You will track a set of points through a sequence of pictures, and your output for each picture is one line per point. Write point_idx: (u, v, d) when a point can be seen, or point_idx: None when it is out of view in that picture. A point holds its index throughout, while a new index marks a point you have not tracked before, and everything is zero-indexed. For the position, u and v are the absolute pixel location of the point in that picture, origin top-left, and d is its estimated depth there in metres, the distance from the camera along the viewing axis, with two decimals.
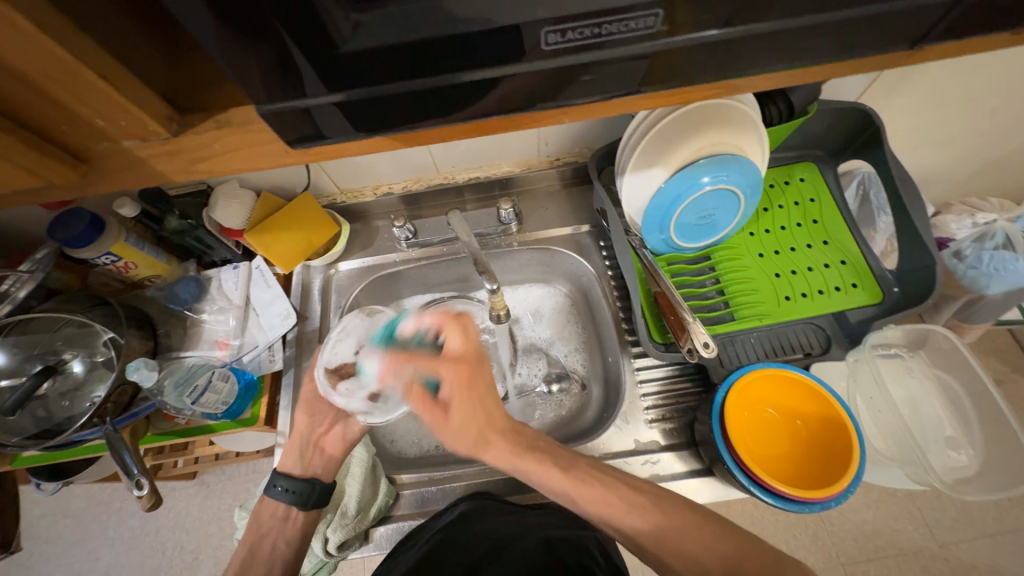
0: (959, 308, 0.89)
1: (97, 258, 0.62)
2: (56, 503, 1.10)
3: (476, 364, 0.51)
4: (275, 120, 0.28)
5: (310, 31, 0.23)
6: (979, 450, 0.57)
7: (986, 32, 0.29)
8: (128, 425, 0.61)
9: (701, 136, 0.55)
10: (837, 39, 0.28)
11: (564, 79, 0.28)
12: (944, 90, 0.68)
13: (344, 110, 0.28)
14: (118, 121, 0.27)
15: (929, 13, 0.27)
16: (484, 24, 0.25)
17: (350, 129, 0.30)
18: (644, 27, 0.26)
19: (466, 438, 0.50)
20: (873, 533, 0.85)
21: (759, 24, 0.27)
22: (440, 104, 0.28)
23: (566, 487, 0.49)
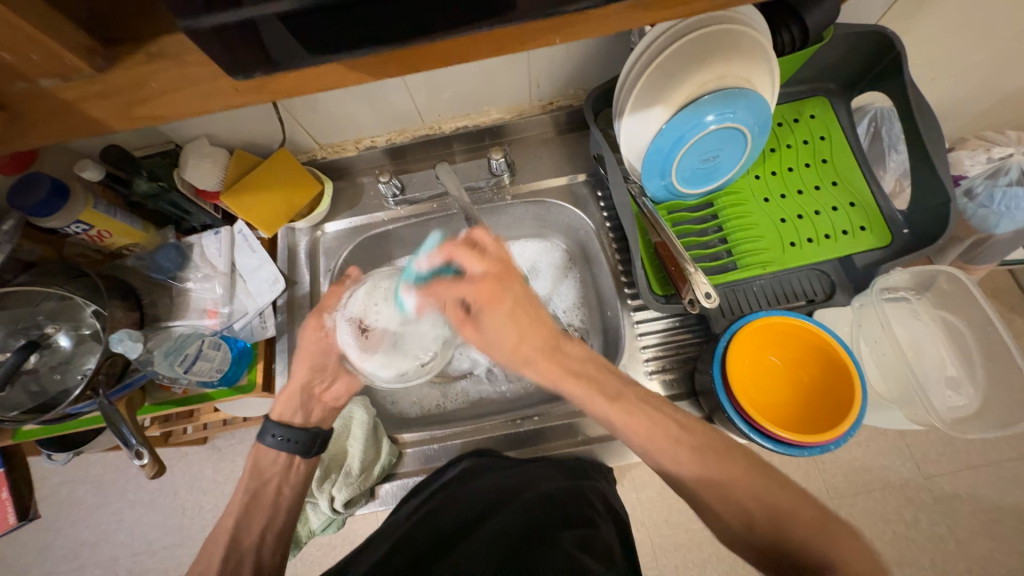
0: (965, 249, 0.88)
1: (66, 227, 0.59)
2: (75, 471, 1.13)
3: (502, 275, 0.51)
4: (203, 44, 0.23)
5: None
6: (980, 388, 0.56)
7: None
8: (123, 396, 0.60)
9: (706, 69, 0.50)
10: None
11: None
12: (976, 9, 0.62)
13: (291, 25, 0.24)
14: (28, 54, 0.23)
15: None
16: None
17: (302, 54, 0.26)
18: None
19: (505, 349, 0.52)
20: (862, 469, 0.88)
21: None
22: (401, 22, 0.25)
23: (611, 416, 0.48)
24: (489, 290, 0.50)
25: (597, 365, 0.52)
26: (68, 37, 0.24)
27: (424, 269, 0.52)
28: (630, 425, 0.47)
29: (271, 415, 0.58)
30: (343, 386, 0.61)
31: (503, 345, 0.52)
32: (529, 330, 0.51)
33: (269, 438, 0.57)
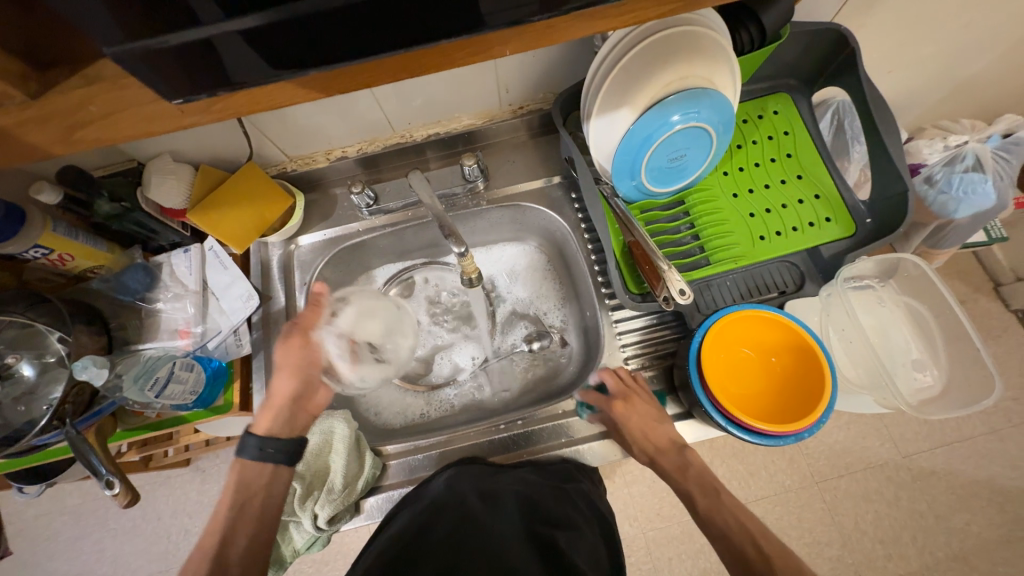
0: (929, 234, 0.91)
1: (24, 252, 0.57)
2: (50, 503, 1.09)
3: (636, 388, 0.59)
4: (138, 66, 0.23)
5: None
6: (944, 369, 0.58)
7: None
8: (93, 424, 0.58)
9: (669, 70, 0.51)
10: None
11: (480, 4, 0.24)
12: (924, 5, 0.64)
13: (253, 39, 0.23)
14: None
15: None
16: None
17: (247, 73, 0.25)
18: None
19: (664, 454, 0.56)
20: (843, 452, 0.90)
21: None
22: (344, 39, 0.24)
23: (704, 512, 0.51)
24: (626, 402, 0.58)
25: (682, 450, 0.56)
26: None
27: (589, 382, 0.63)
28: (721, 522, 0.49)
29: (256, 430, 0.54)
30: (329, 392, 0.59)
31: (644, 453, 0.56)
32: (655, 430, 0.57)
33: (253, 451, 0.53)
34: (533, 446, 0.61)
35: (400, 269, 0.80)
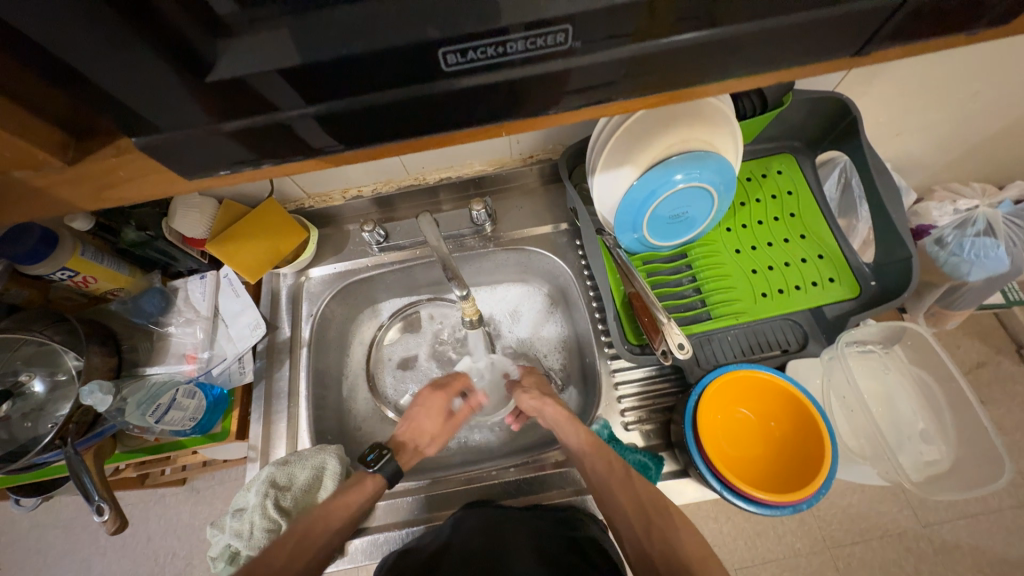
0: (941, 294, 0.89)
1: (51, 274, 0.59)
2: (46, 515, 1.09)
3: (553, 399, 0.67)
4: (180, 144, 0.27)
5: (177, 53, 0.23)
6: (953, 444, 0.56)
7: (919, 38, 0.28)
8: (92, 445, 0.59)
9: (671, 132, 0.53)
10: (756, 51, 0.27)
11: (472, 102, 0.28)
12: (925, 76, 0.66)
13: (323, 123, 0.27)
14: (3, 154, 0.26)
15: (861, 20, 0.26)
16: (372, 46, 0.24)
17: (276, 153, 0.29)
18: (553, 44, 0.25)
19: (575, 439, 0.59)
20: (859, 517, 0.84)
21: (665, 40, 0.26)
22: (355, 127, 0.28)
23: (634, 520, 0.51)
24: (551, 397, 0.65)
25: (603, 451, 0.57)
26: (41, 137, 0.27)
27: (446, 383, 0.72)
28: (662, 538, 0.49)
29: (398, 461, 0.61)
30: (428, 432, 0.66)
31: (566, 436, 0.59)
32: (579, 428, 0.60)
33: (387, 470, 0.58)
34: (531, 495, 0.61)
35: (406, 304, 0.82)
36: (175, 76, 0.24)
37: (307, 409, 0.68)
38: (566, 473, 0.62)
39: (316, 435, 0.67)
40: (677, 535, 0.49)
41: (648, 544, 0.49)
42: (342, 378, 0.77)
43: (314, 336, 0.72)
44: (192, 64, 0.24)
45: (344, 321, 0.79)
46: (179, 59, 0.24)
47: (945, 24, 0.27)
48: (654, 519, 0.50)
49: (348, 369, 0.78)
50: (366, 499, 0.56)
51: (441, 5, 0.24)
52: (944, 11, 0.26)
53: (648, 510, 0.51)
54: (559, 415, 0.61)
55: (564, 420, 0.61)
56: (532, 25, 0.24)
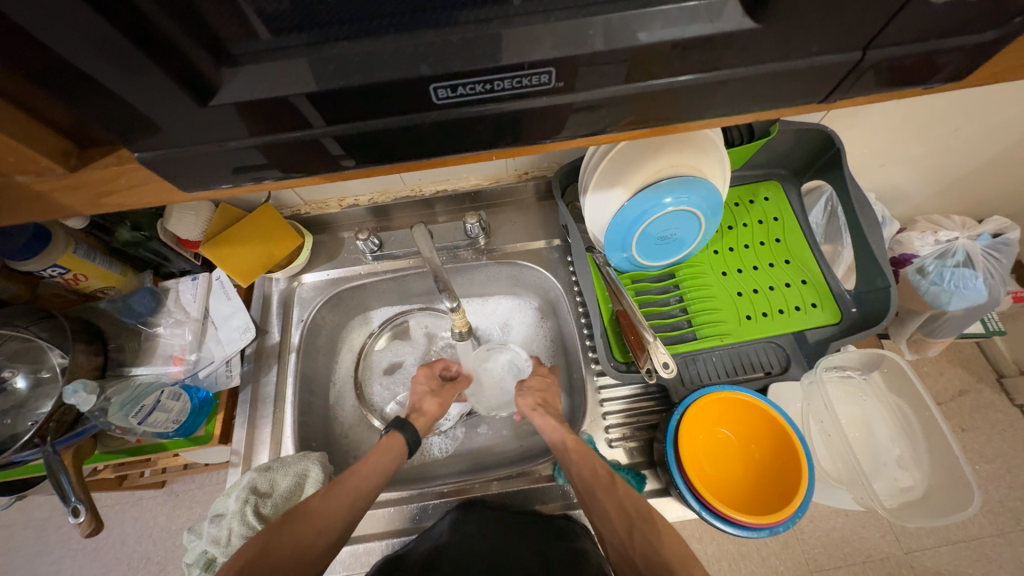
0: (923, 322, 0.91)
1: (42, 270, 0.58)
2: (18, 514, 1.07)
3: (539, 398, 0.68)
4: (179, 158, 0.29)
5: (184, 79, 0.25)
6: (927, 472, 0.57)
7: (884, 89, 0.30)
8: (72, 444, 0.59)
9: (661, 157, 0.54)
10: (731, 95, 0.29)
11: (463, 130, 0.29)
12: (905, 113, 0.69)
13: (340, 142, 0.29)
14: (4, 159, 0.28)
15: (827, 73, 0.28)
16: (368, 80, 0.26)
17: (274, 170, 0.31)
18: (538, 84, 0.27)
19: (560, 441, 0.59)
20: (841, 542, 0.84)
21: (644, 83, 0.28)
22: (354, 147, 0.30)
23: (613, 520, 0.51)
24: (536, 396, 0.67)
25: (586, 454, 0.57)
26: (47, 147, 0.29)
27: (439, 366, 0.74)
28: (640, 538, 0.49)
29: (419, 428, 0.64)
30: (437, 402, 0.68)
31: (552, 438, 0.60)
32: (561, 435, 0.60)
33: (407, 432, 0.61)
34: (515, 507, 0.62)
35: (398, 313, 0.83)
36: (180, 101, 0.25)
37: (293, 415, 0.68)
38: (551, 488, 0.62)
39: (300, 442, 0.67)
40: (658, 535, 0.49)
41: (629, 544, 0.49)
42: (330, 385, 0.77)
43: (304, 341, 0.72)
44: (197, 88, 0.25)
45: (335, 327, 0.79)
46: (184, 85, 0.25)
47: (908, 78, 0.29)
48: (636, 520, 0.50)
49: (336, 375, 0.78)
50: (390, 460, 0.58)
51: (434, 44, 0.25)
52: (906, 66, 0.28)
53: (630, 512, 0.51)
54: (547, 425, 0.61)
55: (552, 430, 0.61)
56: (520, 65, 0.26)
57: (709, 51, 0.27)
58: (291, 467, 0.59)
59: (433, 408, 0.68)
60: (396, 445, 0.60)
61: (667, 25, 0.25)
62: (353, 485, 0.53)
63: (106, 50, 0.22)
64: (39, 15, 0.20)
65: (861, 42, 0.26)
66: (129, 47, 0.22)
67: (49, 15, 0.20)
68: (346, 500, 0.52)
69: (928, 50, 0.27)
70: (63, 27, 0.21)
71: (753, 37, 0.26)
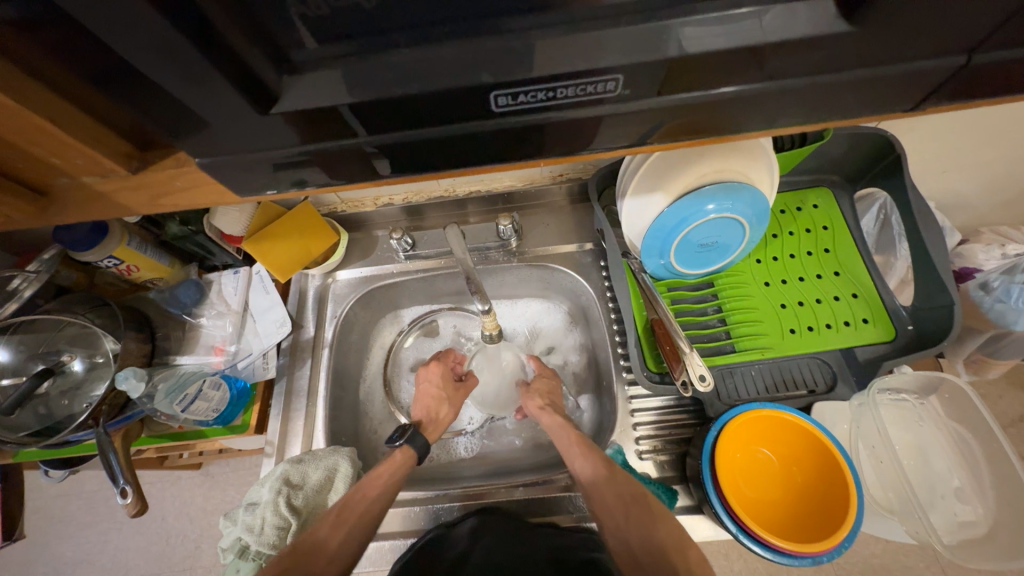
0: (983, 341, 0.85)
1: (99, 261, 0.62)
2: (71, 485, 1.14)
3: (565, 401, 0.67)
4: (235, 163, 0.29)
5: (247, 88, 0.25)
6: (991, 508, 0.53)
7: (976, 97, 0.27)
8: (121, 427, 0.62)
9: (705, 163, 0.52)
10: (802, 104, 0.27)
11: (517, 138, 0.29)
12: (977, 117, 0.64)
13: (391, 149, 0.29)
14: (74, 160, 0.30)
15: (913, 79, 0.26)
16: (426, 88, 0.26)
17: (325, 176, 0.31)
18: (603, 91, 0.26)
19: (564, 437, 0.60)
20: (882, 570, 0.80)
21: (709, 91, 0.26)
22: (403, 154, 0.30)
23: (612, 508, 0.51)
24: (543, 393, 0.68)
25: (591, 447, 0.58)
26: (112, 149, 0.30)
27: (447, 358, 0.74)
28: (636, 524, 0.50)
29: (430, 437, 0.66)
30: (448, 408, 0.70)
31: (559, 434, 0.61)
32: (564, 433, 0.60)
33: (417, 443, 0.62)
34: (542, 516, 0.60)
35: (427, 312, 0.83)
36: (243, 109, 0.26)
37: (324, 410, 0.69)
38: (568, 500, 0.61)
39: (331, 436, 0.68)
40: (654, 523, 0.49)
41: (627, 531, 0.49)
42: (360, 380, 0.78)
43: (337, 337, 0.74)
44: (259, 97, 0.26)
45: (367, 324, 0.80)
46: (247, 93, 0.25)
47: (1006, 85, 0.26)
48: (633, 507, 0.51)
49: (366, 371, 0.80)
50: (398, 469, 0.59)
51: (494, 51, 0.25)
52: (1005, 73, 0.25)
53: (626, 498, 0.52)
54: (554, 422, 0.62)
55: (558, 427, 0.62)
56: (583, 73, 0.25)
57: (789, 56, 0.25)
58: (320, 461, 0.60)
59: (447, 416, 0.69)
60: (406, 458, 0.61)
61: (740, 30, 0.24)
62: (362, 511, 0.54)
63: (174, 63, 0.23)
64: (114, 31, 0.21)
65: (954, 47, 0.24)
66: (197, 56, 0.23)
67: (123, 31, 0.21)
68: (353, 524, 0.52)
69: None
70: (136, 40, 0.21)
71: (836, 42, 0.24)
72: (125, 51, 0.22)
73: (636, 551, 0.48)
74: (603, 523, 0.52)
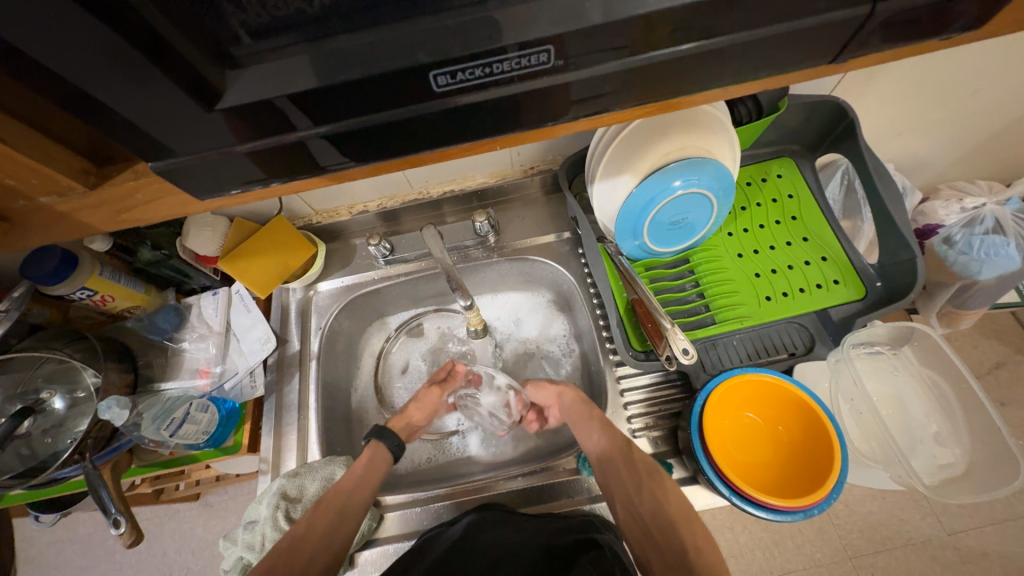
0: (952, 294, 0.88)
1: (71, 294, 0.60)
2: (64, 531, 1.11)
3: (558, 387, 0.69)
4: (188, 167, 0.29)
5: (189, 86, 0.25)
6: (968, 446, 0.55)
7: (894, 43, 0.29)
8: (109, 459, 0.61)
9: (667, 141, 0.53)
10: (735, 63, 0.28)
11: (464, 117, 0.29)
12: (922, 77, 0.66)
13: (342, 140, 0.30)
14: (29, 179, 0.30)
15: (833, 30, 0.27)
16: (367, 72, 0.26)
17: (287, 174, 0.32)
18: (536, 63, 0.27)
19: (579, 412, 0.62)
20: (880, 525, 0.82)
21: (644, 55, 0.27)
22: (357, 145, 0.30)
23: (625, 484, 0.54)
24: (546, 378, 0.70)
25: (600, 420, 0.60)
26: (65, 165, 0.31)
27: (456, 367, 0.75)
28: (647, 499, 0.52)
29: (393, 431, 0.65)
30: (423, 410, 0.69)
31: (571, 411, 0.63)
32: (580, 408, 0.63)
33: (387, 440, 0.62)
34: (542, 503, 0.61)
35: (413, 316, 0.84)
36: (187, 108, 0.26)
37: (317, 420, 0.69)
38: (576, 482, 0.62)
39: (325, 447, 0.68)
40: (666, 496, 0.52)
41: (639, 502, 0.52)
42: (351, 390, 0.78)
43: (323, 348, 0.74)
44: (203, 95, 0.26)
45: (353, 333, 0.80)
46: (189, 90, 0.25)
47: (921, 29, 0.28)
48: (646, 480, 0.53)
49: (357, 381, 0.80)
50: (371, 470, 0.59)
51: (431, 32, 0.25)
52: (917, 18, 0.27)
53: (640, 472, 0.54)
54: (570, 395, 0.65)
55: (573, 400, 0.64)
56: (517, 46, 0.26)
57: (715, 15, 0.26)
58: (312, 468, 0.61)
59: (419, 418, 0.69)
60: (378, 455, 0.61)
61: None
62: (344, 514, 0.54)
63: (112, 63, 0.23)
64: (51, 32, 0.21)
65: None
66: (135, 57, 0.23)
67: (59, 31, 0.21)
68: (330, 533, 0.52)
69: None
70: (73, 42, 0.22)
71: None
72: (64, 55, 0.22)
73: (648, 524, 0.51)
74: (616, 497, 0.54)
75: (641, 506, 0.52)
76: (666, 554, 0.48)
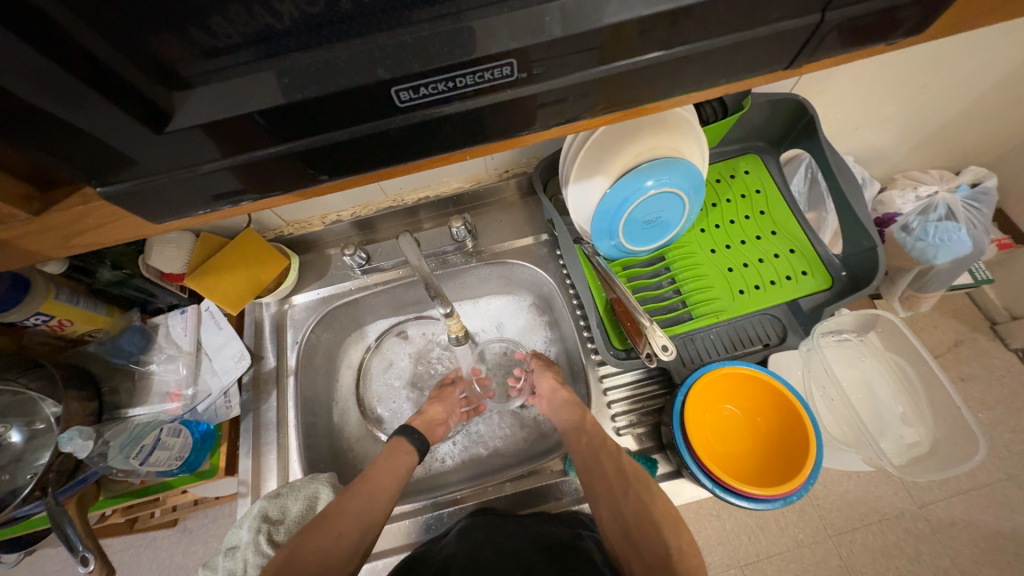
0: (912, 278, 0.92)
1: (24, 320, 0.57)
2: (29, 569, 1.04)
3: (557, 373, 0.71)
4: (140, 190, 0.28)
5: (135, 109, 0.25)
6: (932, 425, 0.58)
7: (843, 49, 0.30)
8: (75, 493, 0.57)
9: (638, 142, 0.54)
10: (694, 71, 0.29)
11: (428, 132, 0.29)
12: (875, 74, 0.69)
13: (307, 157, 0.29)
14: None
15: (783, 38, 0.28)
16: (327, 89, 0.26)
17: (250, 193, 0.31)
18: (501, 76, 0.27)
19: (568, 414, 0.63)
20: (857, 502, 0.85)
21: (605, 66, 0.28)
22: (322, 161, 0.29)
23: (610, 487, 0.54)
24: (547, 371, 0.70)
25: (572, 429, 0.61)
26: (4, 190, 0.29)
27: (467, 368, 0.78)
28: (632, 503, 0.52)
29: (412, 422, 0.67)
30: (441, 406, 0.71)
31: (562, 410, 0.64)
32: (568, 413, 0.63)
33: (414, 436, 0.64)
34: (531, 506, 0.61)
35: (393, 325, 0.82)
36: (134, 130, 0.25)
37: (297, 437, 0.67)
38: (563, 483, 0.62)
39: (308, 465, 0.66)
40: (651, 498, 0.53)
41: (624, 503, 0.53)
42: (332, 404, 0.76)
43: (301, 363, 0.71)
44: (151, 116, 0.25)
45: (331, 346, 0.78)
46: (134, 112, 0.25)
47: (868, 34, 0.29)
48: (633, 482, 0.54)
49: (338, 393, 0.78)
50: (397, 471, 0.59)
51: (388, 48, 0.25)
52: (863, 25, 0.28)
53: (628, 474, 0.54)
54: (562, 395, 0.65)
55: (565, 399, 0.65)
56: (477, 60, 0.26)
57: (670, 26, 0.26)
58: (298, 489, 0.59)
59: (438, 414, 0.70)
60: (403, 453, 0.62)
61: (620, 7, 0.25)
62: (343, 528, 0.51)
63: (51, 87, 0.22)
64: None
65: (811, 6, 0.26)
66: (71, 81, 0.22)
67: None
68: (336, 536, 0.50)
69: (888, 7, 0.27)
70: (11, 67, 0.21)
71: (708, 9, 0.26)
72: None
73: (629, 525, 0.51)
74: (600, 498, 0.54)
75: (624, 508, 0.53)
76: (647, 555, 0.49)
